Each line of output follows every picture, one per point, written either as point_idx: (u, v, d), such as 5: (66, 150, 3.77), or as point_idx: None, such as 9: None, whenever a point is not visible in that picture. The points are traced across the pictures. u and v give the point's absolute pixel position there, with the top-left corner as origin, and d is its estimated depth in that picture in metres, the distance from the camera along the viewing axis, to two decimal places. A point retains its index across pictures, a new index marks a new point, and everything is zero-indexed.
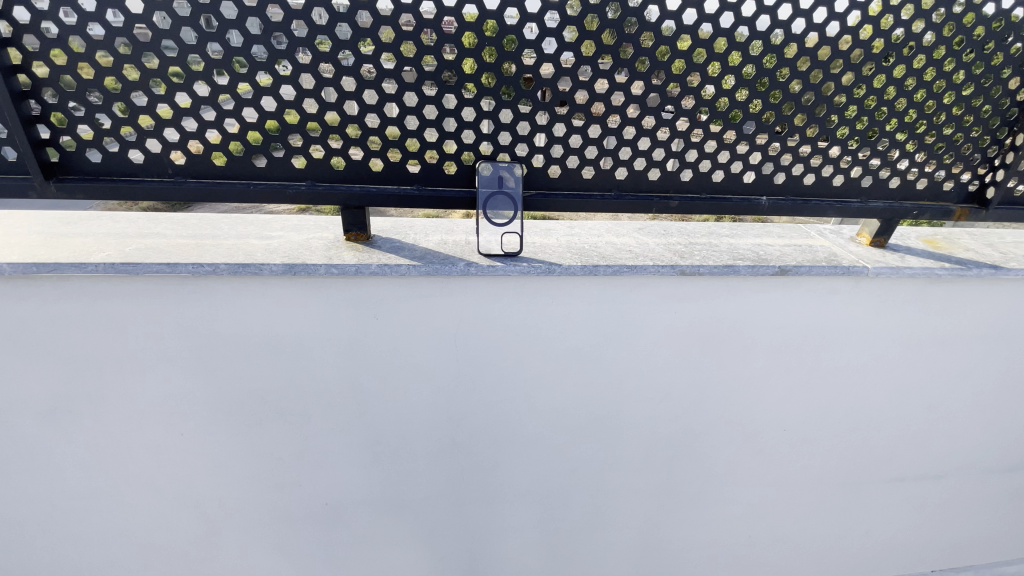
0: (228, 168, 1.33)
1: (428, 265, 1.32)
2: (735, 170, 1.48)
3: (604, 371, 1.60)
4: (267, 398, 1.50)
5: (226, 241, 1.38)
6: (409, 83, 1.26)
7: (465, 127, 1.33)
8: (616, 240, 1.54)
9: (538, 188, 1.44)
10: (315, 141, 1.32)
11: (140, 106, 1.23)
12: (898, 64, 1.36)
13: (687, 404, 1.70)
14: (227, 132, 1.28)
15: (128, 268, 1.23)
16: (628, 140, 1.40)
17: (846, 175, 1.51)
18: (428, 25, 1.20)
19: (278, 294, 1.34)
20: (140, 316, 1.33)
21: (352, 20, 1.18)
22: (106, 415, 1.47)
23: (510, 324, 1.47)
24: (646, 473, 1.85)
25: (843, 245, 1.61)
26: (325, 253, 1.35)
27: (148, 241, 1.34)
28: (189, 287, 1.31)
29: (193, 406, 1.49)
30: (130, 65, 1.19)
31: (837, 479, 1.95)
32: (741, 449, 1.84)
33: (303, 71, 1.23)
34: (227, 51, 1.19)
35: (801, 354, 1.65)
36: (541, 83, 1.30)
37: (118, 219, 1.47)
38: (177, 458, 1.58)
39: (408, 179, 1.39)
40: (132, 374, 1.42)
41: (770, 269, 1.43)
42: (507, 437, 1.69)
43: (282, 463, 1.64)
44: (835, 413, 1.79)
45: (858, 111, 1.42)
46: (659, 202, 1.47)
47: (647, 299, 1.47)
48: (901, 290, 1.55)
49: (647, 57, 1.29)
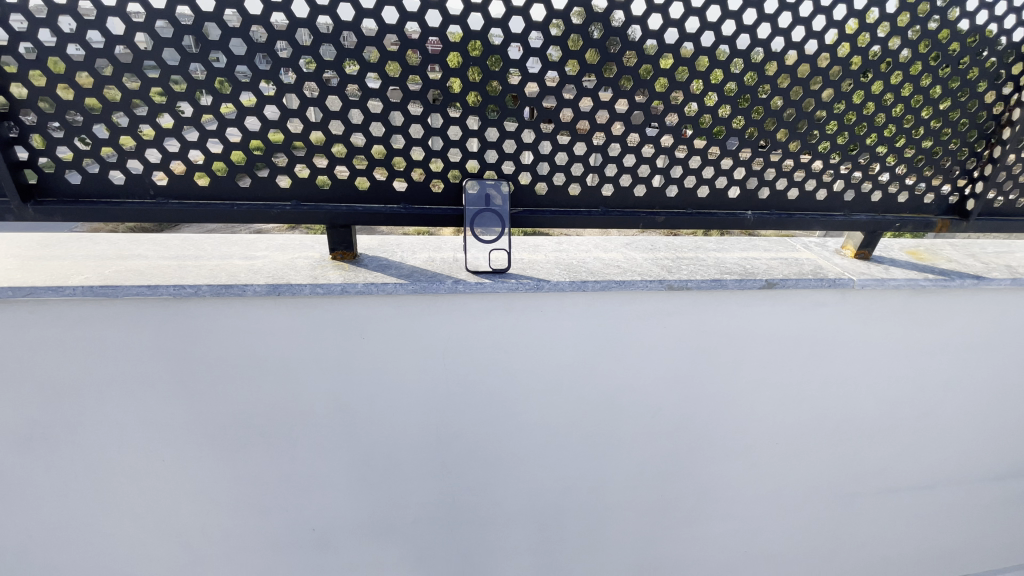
0: (212, 188, 1.32)
1: (415, 283, 1.31)
2: (720, 185, 1.49)
3: (595, 387, 1.59)
4: (253, 421, 1.47)
5: (209, 262, 1.36)
6: (395, 102, 1.27)
7: (451, 145, 1.33)
8: (605, 256, 1.54)
9: (526, 205, 1.44)
10: (300, 160, 1.31)
11: (121, 127, 1.22)
12: (875, 80, 1.39)
13: (680, 419, 1.69)
14: (211, 152, 1.27)
15: (107, 291, 1.21)
16: (614, 157, 1.40)
17: (828, 188, 1.53)
18: (413, 45, 1.21)
19: (262, 315, 1.32)
20: (119, 340, 1.30)
21: (337, 40, 1.18)
22: (85, 443, 1.43)
23: (499, 341, 1.45)
24: (640, 490, 1.83)
25: (828, 257, 1.63)
26: (310, 273, 1.33)
27: (128, 263, 1.32)
28: (170, 309, 1.28)
29: (175, 431, 1.45)
30: (111, 86, 1.17)
31: (830, 491, 1.94)
32: (734, 463, 1.83)
33: (287, 91, 1.23)
34: (210, 72, 1.18)
35: (790, 366, 1.65)
36: (527, 102, 1.31)
37: (98, 240, 1.45)
38: (159, 485, 1.54)
39: (394, 197, 1.39)
40: (112, 400, 1.38)
41: (757, 282, 1.44)
42: (498, 456, 1.66)
43: (267, 488, 1.60)
44: (827, 425, 1.79)
45: (838, 127, 1.44)
46: (646, 217, 1.47)
47: (636, 314, 1.47)
48: (886, 301, 1.56)
49: (631, 75, 1.31)
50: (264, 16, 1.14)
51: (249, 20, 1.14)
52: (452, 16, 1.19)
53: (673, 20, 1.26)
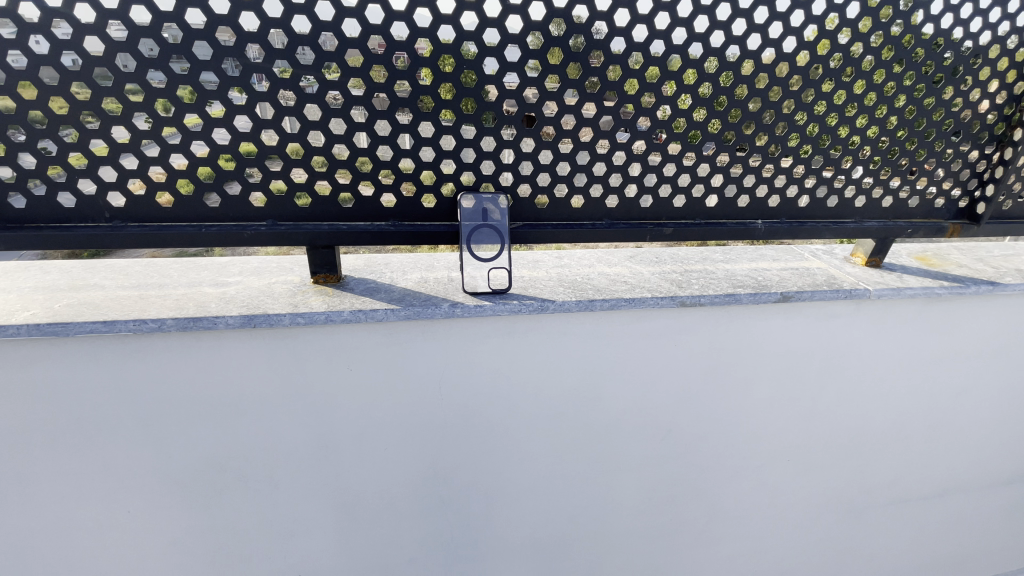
0: (177, 209, 1.18)
1: (408, 308, 1.19)
2: (729, 194, 1.41)
3: (601, 411, 1.48)
4: (230, 464, 1.32)
5: (176, 291, 1.22)
6: (381, 111, 1.15)
7: (444, 156, 1.22)
8: (609, 270, 1.45)
9: (525, 219, 1.34)
10: (276, 175, 1.18)
11: (70, 144, 1.08)
12: (889, 81, 1.32)
13: (690, 440, 1.60)
14: (174, 169, 1.14)
15: (55, 329, 1.06)
16: (618, 166, 1.31)
17: (840, 196, 1.47)
18: (400, 47, 1.10)
19: (235, 349, 1.19)
20: (71, 382, 1.15)
21: (315, 43, 1.06)
22: (38, 496, 1.26)
23: (500, 367, 1.34)
24: (648, 516, 1.72)
25: (839, 266, 1.57)
26: (291, 300, 1.21)
27: (83, 295, 1.18)
28: (131, 345, 1.14)
29: (141, 478, 1.30)
30: (58, 96, 1.04)
31: (843, 506, 1.87)
32: (746, 482, 1.74)
33: (260, 100, 1.10)
34: (173, 79, 1.06)
35: (804, 381, 1.57)
36: (525, 109, 1.20)
37: (50, 270, 1.30)
38: (125, 538, 1.37)
39: (382, 214, 1.27)
40: (69, 447, 1.22)
41: (772, 295, 1.35)
42: (498, 488, 1.54)
43: (247, 534, 1.45)
44: (840, 440, 1.71)
45: (850, 131, 1.37)
46: (653, 229, 1.38)
47: (645, 334, 1.37)
48: (901, 310, 1.50)
49: (636, 79, 1.22)
50: (232, 17, 1.02)
51: (215, 19, 1.02)
52: (443, 15, 1.08)
53: (681, 18, 1.17)
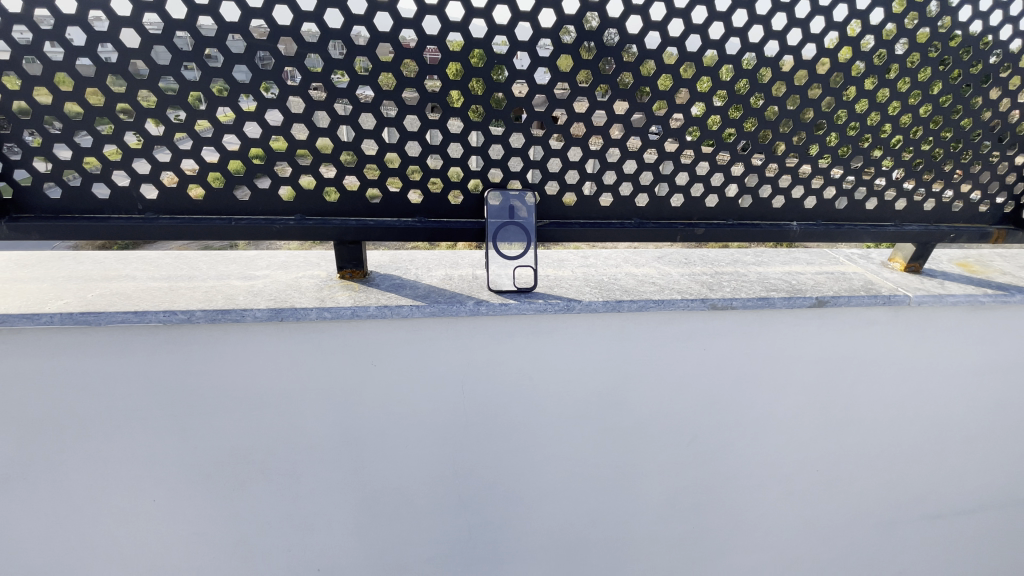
0: (207, 202, 1.19)
1: (434, 305, 1.18)
2: (764, 194, 1.37)
3: (625, 415, 1.45)
4: (253, 457, 1.33)
5: (205, 283, 1.23)
6: (411, 106, 1.14)
7: (472, 152, 1.21)
8: (637, 271, 1.42)
9: (552, 217, 1.31)
10: (305, 170, 1.18)
11: (105, 136, 1.09)
12: (934, 80, 1.26)
13: (716, 446, 1.56)
14: (206, 162, 1.14)
15: (87, 318, 1.07)
16: (650, 165, 1.28)
17: (880, 198, 1.41)
18: (430, 42, 1.09)
19: (261, 343, 1.19)
20: (101, 371, 1.17)
21: (346, 37, 1.06)
22: (68, 482, 1.28)
23: (524, 367, 1.33)
24: (669, 522, 1.69)
25: (876, 271, 1.51)
26: (317, 295, 1.21)
27: (115, 286, 1.19)
28: (160, 336, 1.15)
29: (166, 468, 1.31)
30: (94, 88, 1.05)
31: (872, 519, 1.81)
32: (772, 492, 1.69)
33: (291, 94, 1.10)
34: (205, 72, 1.06)
35: (836, 389, 1.52)
36: (555, 105, 1.18)
37: (82, 260, 1.32)
38: (149, 526, 1.39)
39: (409, 210, 1.26)
40: (97, 435, 1.24)
41: (807, 300, 1.31)
42: (519, 489, 1.52)
43: (267, 527, 1.45)
44: (872, 450, 1.66)
45: (893, 130, 1.32)
46: (684, 229, 1.34)
47: (673, 336, 1.34)
48: (942, 318, 1.44)
49: (670, 74, 1.18)
50: (266, 10, 1.02)
51: (250, 13, 1.02)
52: (475, 9, 1.07)
53: (719, 12, 1.14)
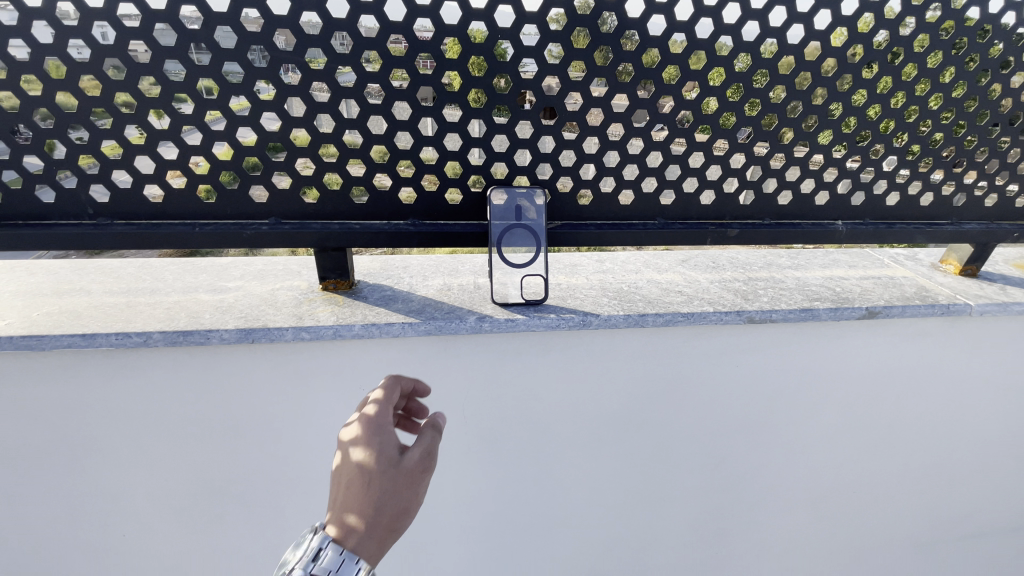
0: (168, 205, 1.03)
1: (429, 322, 1.03)
2: (806, 189, 1.20)
3: (645, 438, 1.30)
4: (230, 489, 1.18)
5: (169, 297, 1.08)
6: (400, 91, 0.98)
7: (472, 144, 1.04)
8: (660, 278, 1.26)
9: (565, 218, 1.15)
10: (279, 166, 1.02)
11: (45, 129, 0.94)
12: (1005, 56, 1.09)
13: (746, 468, 1.40)
14: (165, 159, 0.99)
15: (28, 342, 0.93)
16: (677, 157, 1.11)
17: (936, 192, 1.24)
18: (422, 13, 0.92)
19: (232, 366, 1.04)
20: (50, 399, 1.02)
21: (323, 9, 0.90)
22: (26, 517, 1.14)
23: (531, 388, 1.17)
24: (694, 551, 1.53)
25: (927, 275, 1.34)
26: (295, 311, 1.05)
27: (66, 302, 1.05)
28: (116, 360, 1.00)
29: (133, 503, 1.17)
30: (30, 74, 0.89)
31: (914, 543, 1.65)
32: (806, 517, 1.53)
33: (260, 77, 0.94)
34: (158, 53, 0.90)
35: (881, 407, 1.36)
36: (569, 88, 1.02)
37: (35, 271, 1.18)
38: (119, 564, 1.24)
39: (401, 212, 1.10)
40: (54, 468, 1.09)
41: (856, 311, 1.15)
42: (527, 518, 1.37)
43: (249, 564, 1.30)
44: (917, 470, 1.50)
45: (956, 115, 1.14)
46: (715, 230, 1.18)
47: (700, 352, 1.19)
48: (1004, 328, 1.27)
49: (704, 50, 1.02)
50: None
51: None
52: None
53: None
